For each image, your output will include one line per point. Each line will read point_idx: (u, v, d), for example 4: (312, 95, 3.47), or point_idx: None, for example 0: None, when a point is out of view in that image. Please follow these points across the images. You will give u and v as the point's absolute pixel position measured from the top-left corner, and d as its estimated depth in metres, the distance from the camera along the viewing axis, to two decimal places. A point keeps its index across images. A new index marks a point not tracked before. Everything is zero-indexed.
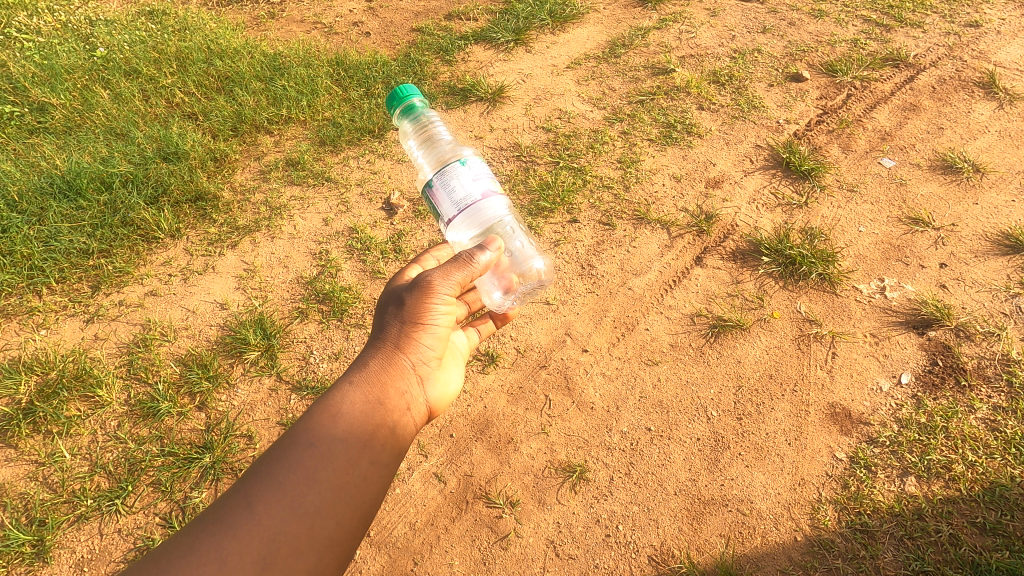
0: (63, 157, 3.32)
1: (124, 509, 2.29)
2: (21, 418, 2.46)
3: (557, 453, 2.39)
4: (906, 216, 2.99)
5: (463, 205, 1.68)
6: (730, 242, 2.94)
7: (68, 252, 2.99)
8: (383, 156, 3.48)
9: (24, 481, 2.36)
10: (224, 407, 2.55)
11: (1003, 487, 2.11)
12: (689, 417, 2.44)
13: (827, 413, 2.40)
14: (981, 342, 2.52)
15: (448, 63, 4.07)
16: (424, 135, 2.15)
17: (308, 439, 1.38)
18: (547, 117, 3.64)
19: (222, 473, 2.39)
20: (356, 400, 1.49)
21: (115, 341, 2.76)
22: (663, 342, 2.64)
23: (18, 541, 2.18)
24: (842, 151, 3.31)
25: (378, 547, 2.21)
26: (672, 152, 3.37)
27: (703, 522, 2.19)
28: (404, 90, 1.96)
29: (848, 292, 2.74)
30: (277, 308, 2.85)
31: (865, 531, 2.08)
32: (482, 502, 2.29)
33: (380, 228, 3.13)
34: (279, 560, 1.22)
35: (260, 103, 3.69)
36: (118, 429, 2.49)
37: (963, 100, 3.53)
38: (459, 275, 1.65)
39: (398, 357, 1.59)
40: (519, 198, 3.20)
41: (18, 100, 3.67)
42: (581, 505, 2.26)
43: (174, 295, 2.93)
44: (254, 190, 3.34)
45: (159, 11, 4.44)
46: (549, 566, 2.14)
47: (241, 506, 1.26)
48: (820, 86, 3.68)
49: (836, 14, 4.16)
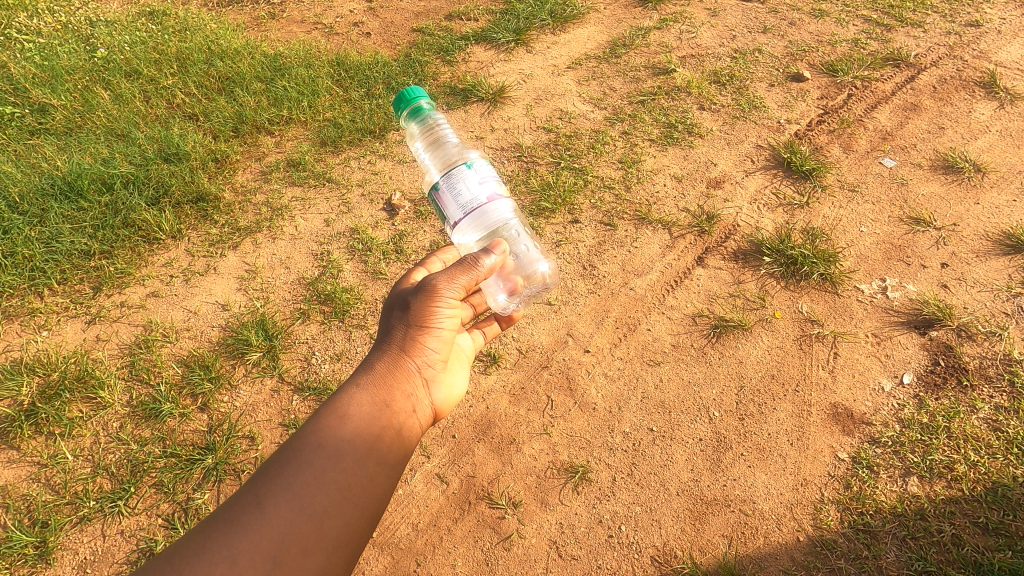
0: (64, 158, 3.32)
1: (127, 510, 2.29)
2: (24, 419, 2.46)
3: (559, 453, 2.39)
4: (908, 216, 2.99)
5: (469, 208, 1.68)
6: (731, 242, 2.94)
7: (70, 253, 2.99)
8: (384, 156, 3.48)
9: (27, 483, 2.36)
10: (226, 408, 2.55)
11: (1005, 487, 2.11)
12: (691, 417, 2.44)
13: (829, 413, 2.40)
14: (983, 342, 2.52)
15: (449, 63, 4.07)
16: (431, 137, 2.19)
17: (316, 440, 1.39)
18: (548, 117, 3.64)
19: (225, 474, 2.39)
20: (362, 402, 1.49)
21: (118, 342, 2.76)
22: (665, 343, 2.64)
23: (21, 542, 2.18)
24: (843, 150, 3.31)
25: (381, 547, 2.21)
26: (673, 153, 3.37)
27: (705, 522, 2.19)
28: (412, 93, 1.95)
29: (850, 293, 2.74)
30: (278, 309, 2.85)
31: (867, 532, 2.09)
32: (484, 503, 2.29)
33: (381, 229, 3.13)
34: (289, 559, 1.23)
35: (260, 104, 3.69)
36: (121, 431, 2.49)
37: (963, 100, 3.53)
38: (464, 279, 1.65)
39: (404, 360, 1.60)
40: (521, 199, 3.20)
41: (18, 101, 3.66)
42: (583, 505, 2.26)
43: (176, 296, 2.93)
44: (256, 191, 3.34)
45: (159, 11, 4.44)
46: (552, 567, 2.14)
47: (250, 506, 1.27)
48: (820, 85, 3.69)
49: (836, 14, 4.16)
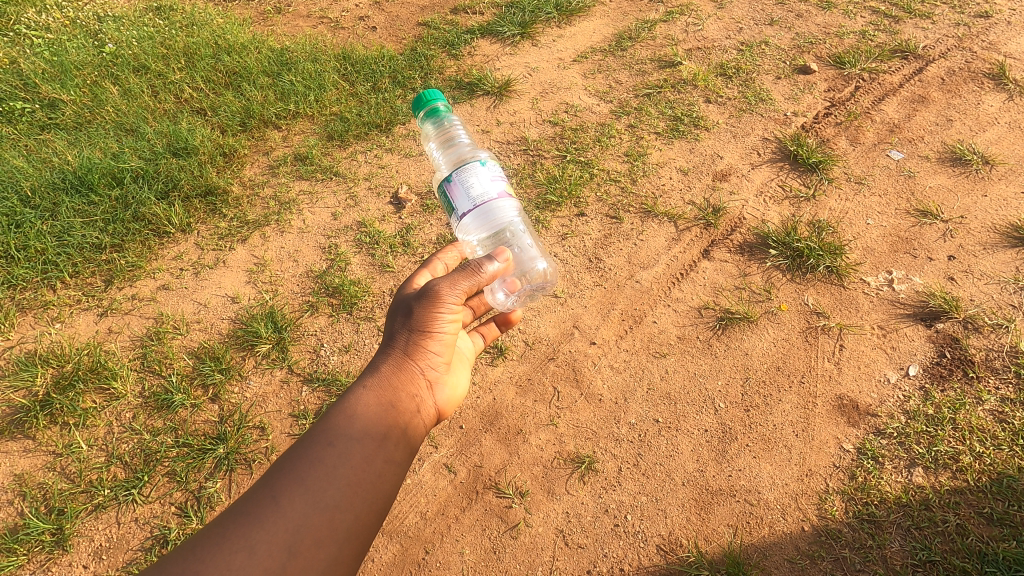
0: (74, 152, 3.35)
1: (141, 499, 2.33)
2: (38, 409, 2.50)
3: (565, 444, 2.41)
4: (915, 209, 2.99)
5: (479, 202, 1.70)
6: (738, 235, 2.94)
7: (81, 246, 3.02)
8: (390, 150, 3.50)
9: (42, 471, 2.40)
10: (236, 399, 2.59)
11: (1010, 478, 2.12)
12: (698, 408, 2.45)
13: (835, 405, 2.41)
14: (989, 335, 2.51)
15: (454, 57, 4.08)
16: (444, 136, 2.21)
17: (326, 439, 1.41)
18: (554, 111, 3.65)
19: (236, 463, 2.43)
20: (369, 402, 1.52)
21: (129, 334, 2.80)
22: (670, 334, 2.66)
23: (39, 529, 2.23)
24: (851, 143, 3.31)
25: (390, 536, 2.24)
26: (678, 145, 3.37)
27: (710, 512, 2.21)
28: (430, 95, 1.99)
29: (857, 285, 2.74)
30: (287, 301, 2.88)
31: (872, 521, 2.10)
32: (491, 493, 2.32)
33: (388, 222, 3.16)
34: (303, 550, 1.25)
35: (268, 98, 3.71)
36: (134, 421, 2.53)
37: (972, 92, 3.51)
38: (466, 284, 1.65)
39: (409, 364, 1.61)
40: (526, 191, 3.22)
41: (28, 96, 3.68)
42: (589, 495, 2.29)
43: (186, 289, 2.97)
44: (263, 185, 3.37)
45: (166, 7, 4.48)
46: (558, 556, 2.17)
47: (267, 500, 1.29)
48: (828, 78, 3.67)
49: (845, 6, 4.15)
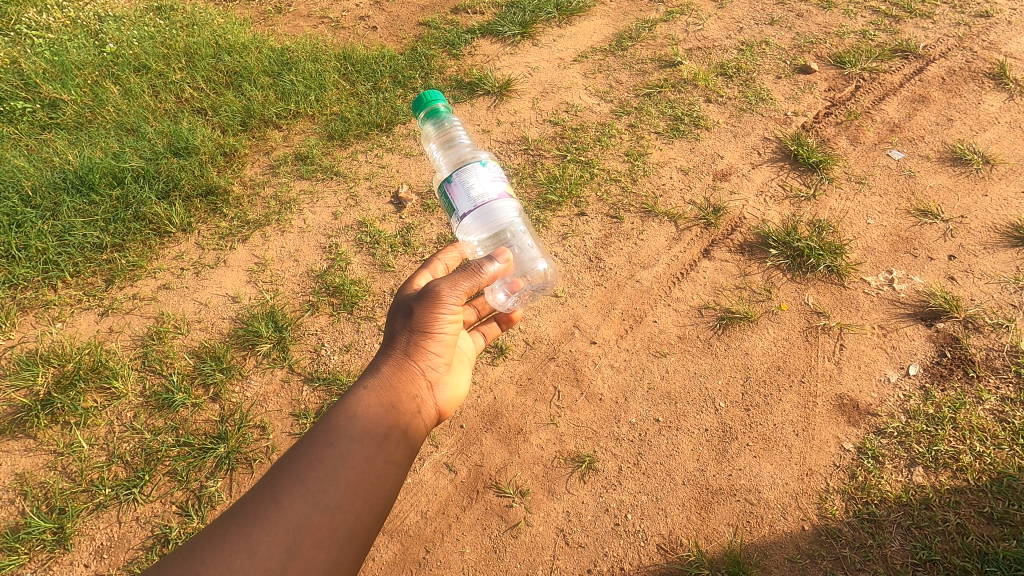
0: (75, 152, 3.36)
1: (142, 498, 2.33)
2: (39, 409, 2.50)
3: (565, 443, 2.41)
4: (916, 208, 2.99)
5: (479, 202, 1.70)
6: (738, 234, 2.94)
7: (82, 246, 3.02)
8: (391, 150, 3.50)
9: (43, 470, 2.40)
10: (237, 399, 2.59)
11: (1010, 478, 2.12)
12: (698, 408, 2.46)
13: (835, 405, 2.41)
14: (990, 334, 2.51)
15: (454, 57, 4.08)
16: (444, 137, 2.21)
17: (327, 439, 1.42)
18: (555, 110, 3.65)
19: (237, 463, 2.43)
20: (370, 403, 1.52)
21: (130, 333, 2.80)
22: (671, 334, 2.66)
23: (40, 528, 2.23)
24: (851, 142, 3.31)
25: (391, 535, 2.25)
26: (679, 145, 3.37)
27: (710, 511, 2.21)
28: (430, 95, 1.99)
29: (857, 285, 2.74)
30: (288, 301, 2.89)
31: (872, 521, 2.11)
32: (492, 492, 2.32)
33: (389, 222, 3.16)
34: (303, 550, 1.25)
35: (268, 98, 3.72)
36: (134, 420, 2.53)
37: (973, 92, 3.51)
38: (467, 285, 1.65)
39: (409, 364, 1.62)
40: (527, 191, 3.22)
41: (29, 96, 3.68)
42: (589, 494, 2.29)
43: (187, 288, 2.97)
44: (264, 184, 3.37)
45: (167, 7, 4.49)
46: (559, 555, 2.17)
47: (267, 501, 1.30)
48: (828, 77, 3.67)
49: (845, 6, 4.15)
